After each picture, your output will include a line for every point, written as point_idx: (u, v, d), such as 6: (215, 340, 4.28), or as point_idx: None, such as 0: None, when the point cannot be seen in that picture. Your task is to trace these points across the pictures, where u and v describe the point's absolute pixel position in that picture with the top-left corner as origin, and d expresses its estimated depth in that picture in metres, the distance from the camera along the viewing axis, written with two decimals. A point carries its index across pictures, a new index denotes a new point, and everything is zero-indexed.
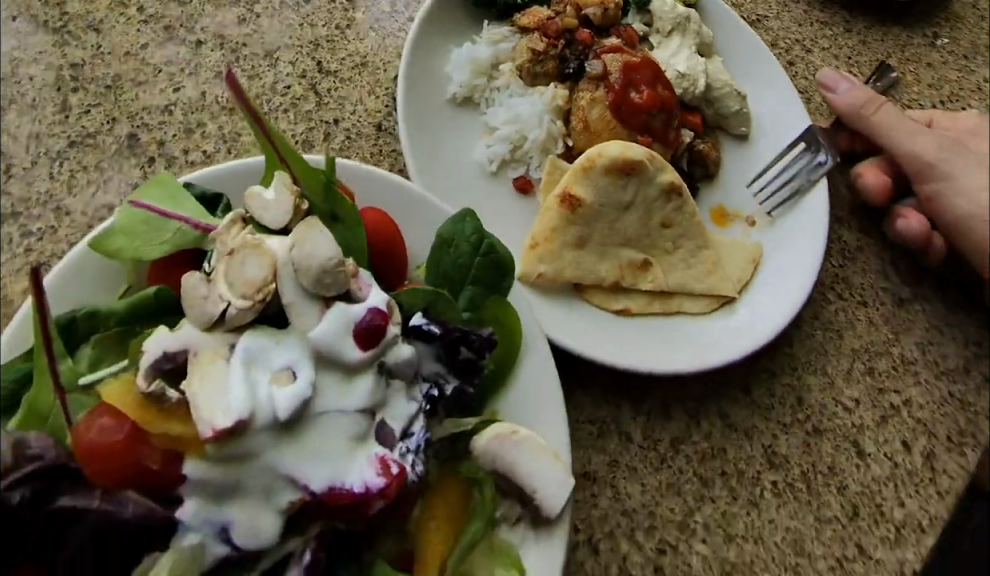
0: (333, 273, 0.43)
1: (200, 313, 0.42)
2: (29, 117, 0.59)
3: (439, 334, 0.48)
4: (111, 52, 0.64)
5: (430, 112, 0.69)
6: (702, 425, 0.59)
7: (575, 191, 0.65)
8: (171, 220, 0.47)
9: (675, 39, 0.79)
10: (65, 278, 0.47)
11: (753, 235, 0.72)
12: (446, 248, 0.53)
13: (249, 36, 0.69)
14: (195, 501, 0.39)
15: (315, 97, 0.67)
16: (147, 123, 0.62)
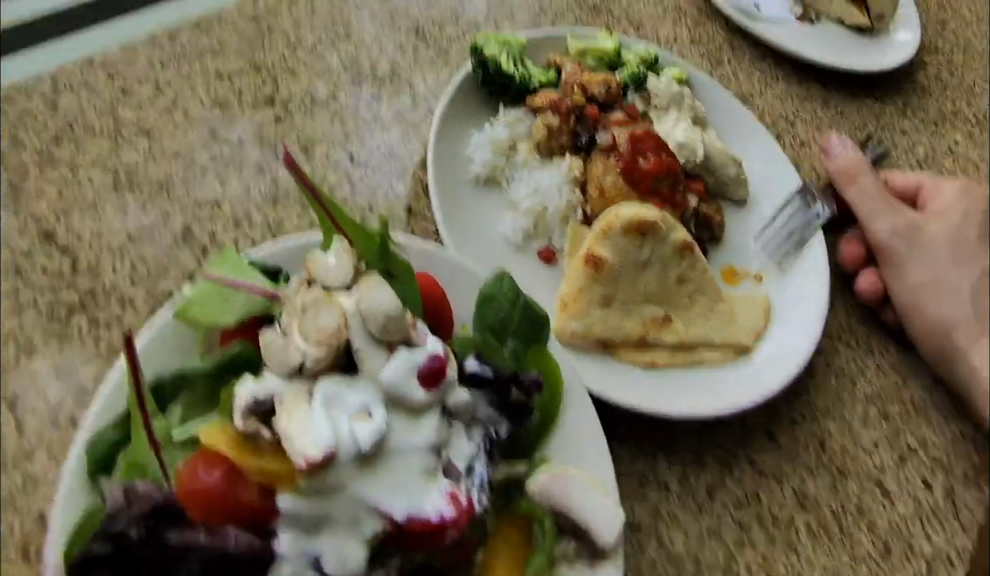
0: (396, 321, 0.51)
1: (280, 363, 0.50)
2: (93, 218, 0.64)
3: (492, 378, 0.55)
4: (161, 153, 0.70)
5: (457, 190, 0.74)
6: (735, 472, 0.65)
7: (597, 252, 0.71)
8: (243, 289, 0.57)
9: (673, 113, 0.86)
10: (154, 343, 0.57)
11: (762, 288, 0.78)
12: (489, 302, 0.62)
13: (287, 133, 0.74)
14: (290, 533, 0.47)
15: (350, 185, 0.72)
16: (198, 216, 0.66)
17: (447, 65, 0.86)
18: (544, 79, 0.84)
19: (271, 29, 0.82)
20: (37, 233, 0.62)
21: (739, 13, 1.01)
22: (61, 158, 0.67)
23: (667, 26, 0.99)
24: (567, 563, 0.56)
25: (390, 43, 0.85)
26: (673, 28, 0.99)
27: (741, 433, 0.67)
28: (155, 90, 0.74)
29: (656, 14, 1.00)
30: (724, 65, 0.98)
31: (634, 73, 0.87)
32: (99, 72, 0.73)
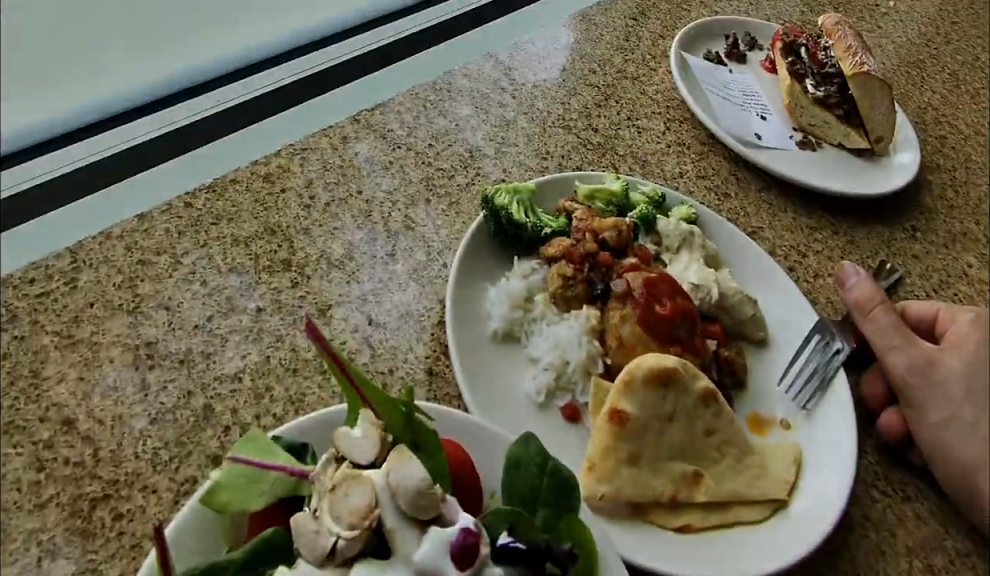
0: (426, 496, 0.52)
1: (312, 549, 0.51)
2: (114, 400, 0.63)
3: (526, 549, 0.54)
4: (180, 326, 0.69)
5: (478, 348, 0.75)
6: None
7: (620, 407, 0.72)
8: (270, 470, 0.56)
9: (684, 254, 0.87)
10: (183, 532, 0.55)
11: (791, 437, 0.80)
12: (514, 469, 0.61)
13: (304, 297, 0.74)
14: None
15: (369, 349, 0.73)
16: (220, 392, 0.66)
17: (460, 216, 0.86)
18: (555, 226, 0.85)
19: (284, 189, 0.82)
20: (59, 420, 0.61)
21: (736, 139, 1.04)
22: (81, 339, 0.66)
23: (671, 161, 1.01)
24: None
25: (403, 195, 0.86)
26: (677, 162, 1.01)
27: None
28: (173, 259, 0.73)
29: (659, 149, 1.02)
30: (730, 199, 0.99)
31: (643, 213, 0.88)
32: (118, 243, 0.73)
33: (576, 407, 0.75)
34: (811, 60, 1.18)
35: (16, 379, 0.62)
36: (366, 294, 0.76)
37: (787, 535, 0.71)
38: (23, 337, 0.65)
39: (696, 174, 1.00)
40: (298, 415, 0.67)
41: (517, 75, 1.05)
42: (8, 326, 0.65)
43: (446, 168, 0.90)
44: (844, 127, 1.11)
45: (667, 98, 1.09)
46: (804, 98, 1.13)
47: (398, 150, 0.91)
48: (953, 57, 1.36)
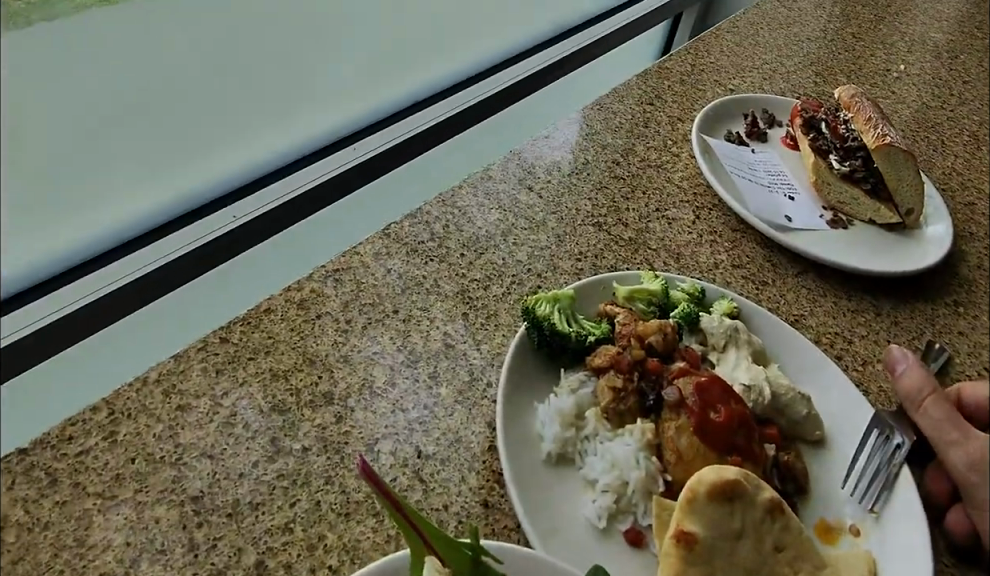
0: None
1: None
2: (162, 564, 0.61)
3: None
4: (225, 476, 0.66)
5: (533, 474, 0.73)
6: None
7: (687, 528, 0.69)
8: None
9: (732, 352, 0.85)
10: None
11: (863, 543, 0.78)
12: None
13: (350, 432, 0.71)
14: None
15: (421, 485, 0.70)
16: (272, 545, 0.63)
17: (500, 328, 0.83)
18: (599, 333, 0.83)
19: (320, 313, 0.80)
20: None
21: (768, 222, 1.02)
22: (123, 499, 0.63)
23: (704, 254, 0.97)
24: None
25: (441, 311, 0.83)
26: (711, 253, 0.98)
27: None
28: (213, 402, 0.71)
29: (692, 240, 0.98)
30: (768, 286, 0.97)
31: (685, 312, 0.86)
32: (155, 388, 0.70)
33: (640, 531, 0.72)
34: (832, 135, 1.17)
35: (60, 551, 0.60)
36: (411, 422, 0.74)
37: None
38: (65, 502, 0.62)
39: (726, 265, 0.97)
40: (355, 565, 0.63)
41: (540, 170, 1.03)
42: (47, 492, 0.63)
43: (480, 278, 0.87)
44: (873, 202, 1.09)
45: (693, 184, 1.07)
46: (831, 174, 1.11)
47: (430, 262, 0.88)
48: (970, 117, 1.36)
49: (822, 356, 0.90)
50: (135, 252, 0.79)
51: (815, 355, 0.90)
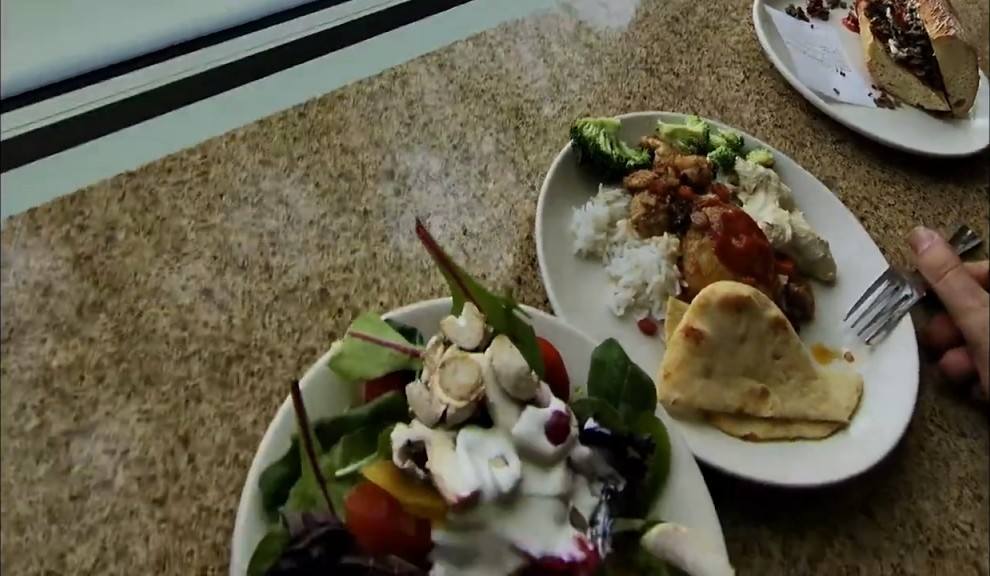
0: (526, 379, 0.63)
1: (427, 413, 0.61)
2: (242, 278, 0.73)
3: (608, 435, 0.68)
4: (297, 222, 0.77)
5: (565, 265, 0.83)
6: (834, 544, 0.78)
7: (697, 325, 0.80)
8: (387, 346, 0.66)
9: (760, 196, 0.91)
10: (314, 386, 0.65)
11: (854, 368, 0.88)
12: (601, 369, 0.73)
13: (406, 205, 0.81)
14: (442, 564, 0.59)
15: (464, 256, 0.80)
16: (334, 279, 0.75)
17: (547, 143, 0.91)
18: (639, 159, 0.90)
19: (386, 108, 0.85)
20: (197, 292, 0.71)
21: (817, 94, 1.06)
22: (213, 225, 0.74)
23: (749, 110, 1.03)
24: None
25: (494, 122, 0.89)
26: (755, 111, 1.04)
27: (795, 506, 0.80)
28: (289, 161, 0.79)
29: (738, 97, 1.04)
30: (805, 148, 1.03)
31: (723, 154, 0.91)
32: (241, 144, 0.77)
33: (653, 322, 0.84)
34: (896, 22, 1.19)
35: (160, 252, 0.71)
36: (461, 207, 0.83)
37: (844, 451, 0.81)
38: (165, 219, 0.73)
39: (766, 125, 1.03)
40: (403, 305, 0.75)
41: None
42: (150, 208, 0.73)
43: (536, 99, 0.92)
44: (924, 88, 1.13)
45: (748, 48, 1.09)
46: (886, 57, 1.15)
47: (492, 79, 0.91)
48: None
49: (845, 212, 0.96)
50: (163, 59, 0.63)
51: (840, 210, 0.96)
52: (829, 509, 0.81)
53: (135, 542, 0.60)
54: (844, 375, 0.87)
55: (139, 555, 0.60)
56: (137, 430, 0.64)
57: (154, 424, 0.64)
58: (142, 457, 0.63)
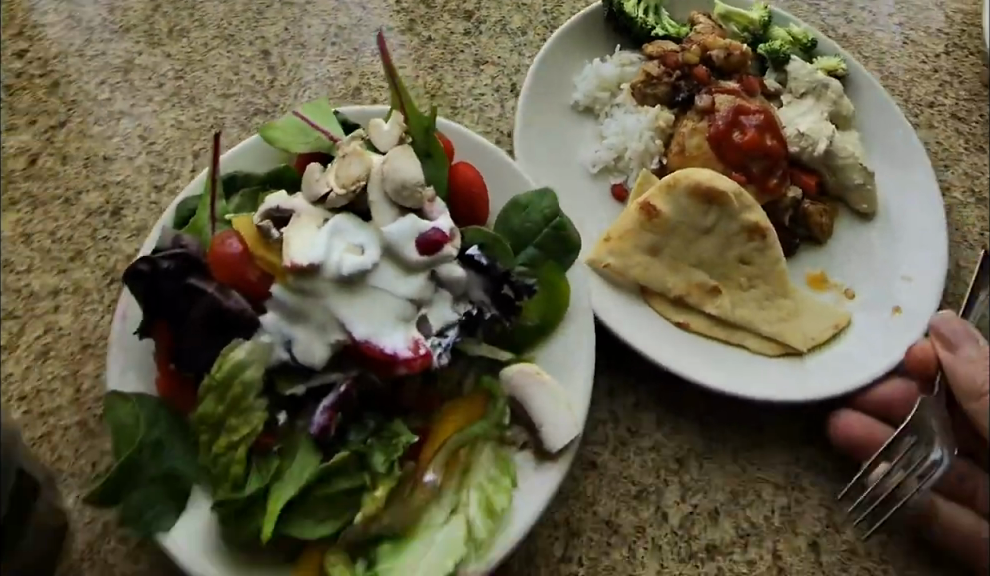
0: (410, 190, 0.66)
1: (310, 192, 0.67)
2: (299, 53, 0.88)
3: (485, 267, 0.70)
4: (366, 25, 0.90)
5: (551, 108, 0.89)
6: (731, 462, 0.78)
7: (655, 204, 0.82)
8: (317, 130, 0.71)
9: (806, 100, 0.91)
10: (241, 152, 0.71)
11: (844, 304, 0.85)
12: (519, 210, 0.76)
13: (468, 47, 0.92)
14: (274, 315, 0.64)
15: (500, 109, 0.89)
16: (370, 82, 0.87)
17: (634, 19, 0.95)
18: (671, 32, 0.94)
19: None
20: (257, 51, 0.87)
21: None
22: (300, 8, 0.90)
23: (925, 88, 0.98)
24: (516, 448, 0.70)
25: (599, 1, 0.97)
26: (934, 90, 0.98)
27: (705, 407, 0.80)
28: None
29: (919, 68, 0.99)
30: (981, 152, 0.95)
31: (774, 50, 0.92)
32: None
33: (625, 188, 0.88)
34: None
35: (247, 17, 0.89)
36: (504, 38, 0.93)
37: (790, 377, 0.79)
38: None
39: (876, 56, 1.00)
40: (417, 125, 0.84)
41: None
42: None
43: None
44: None
45: (967, 19, 1.02)
46: None
47: None
48: None
49: (917, 142, 0.91)
50: None
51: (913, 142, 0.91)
52: (742, 422, 0.80)
53: (128, 209, 0.77)
54: (828, 308, 0.84)
55: (128, 219, 0.77)
56: (169, 132, 0.81)
57: (182, 133, 0.81)
58: (162, 152, 0.80)
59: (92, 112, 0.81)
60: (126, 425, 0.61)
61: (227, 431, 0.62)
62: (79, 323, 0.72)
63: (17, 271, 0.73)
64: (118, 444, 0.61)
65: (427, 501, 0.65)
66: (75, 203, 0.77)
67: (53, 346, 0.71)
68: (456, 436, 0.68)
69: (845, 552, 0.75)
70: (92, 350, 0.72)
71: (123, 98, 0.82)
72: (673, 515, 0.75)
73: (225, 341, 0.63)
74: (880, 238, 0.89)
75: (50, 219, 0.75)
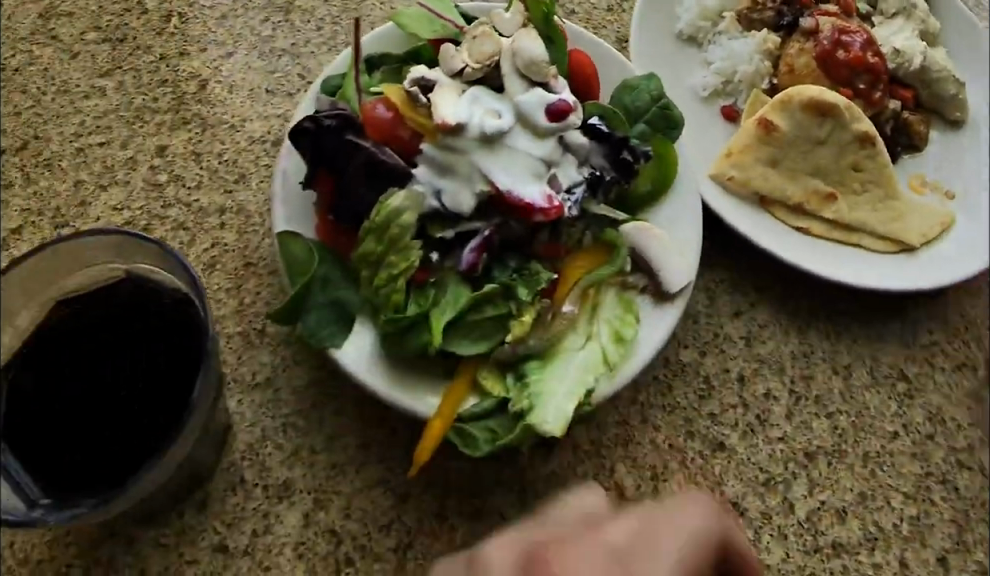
0: (537, 65, 0.73)
1: (447, 67, 0.74)
2: None
3: (606, 135, 0.76)
4: None
5: (657, 34, 0.96)
6: (834, 340, 0.84)
7: (772, 119, 0.87)
8: (443, 19, 0.82)
9: (898, 20, 0.96)
10: (377, 37, 0.82)
11: (947, 204, 0.89)
12: (630, 90, 0.82)
13: (610, 22, 0.99)
14: (424, 169, 0.70)
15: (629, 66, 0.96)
16: None
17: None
18: None
19: None
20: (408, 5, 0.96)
21: None
22: None
23: None
24: (636, 292, 0.75)
25: None
26: None
27: (831, 364, 0.83)
28: None
29: None
30: None
31: None
32: None
33: (736, 109, 0.93)
34: None
35: None
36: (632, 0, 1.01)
37: (900, 266, 0.85)
38: None
39: None
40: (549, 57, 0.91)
41: None
42: None
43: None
44: None
45: None
46: None
47: None
48: None
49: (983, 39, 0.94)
50: None
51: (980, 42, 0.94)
52: (847, 303, 0.86)
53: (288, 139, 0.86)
54: (931, 210, 0.87)
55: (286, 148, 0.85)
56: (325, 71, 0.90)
57: None
58: None
59: (255, 47, 0.91)
60: (300, 259, 0.69)
61: (386, 267, 0.69)
62: (242, 242, 0.80)
63: (188, 187, 0.82)
64: (294, 275, 0.69)
65: (567, 327, 0.69)
66: (241, 129, 0.86)
67: (219, 261, 0.79)
68: (587, 277, 0.73)
69: (974, 571, 0.76)
70: (254, 269, 0.78)
71: (283, 36, 0.92)
72: (800, 508, 0.76)
73: (385, 189, 0.70)
74: (971, 143, 0.93)
75: (216, 142, 0.85)
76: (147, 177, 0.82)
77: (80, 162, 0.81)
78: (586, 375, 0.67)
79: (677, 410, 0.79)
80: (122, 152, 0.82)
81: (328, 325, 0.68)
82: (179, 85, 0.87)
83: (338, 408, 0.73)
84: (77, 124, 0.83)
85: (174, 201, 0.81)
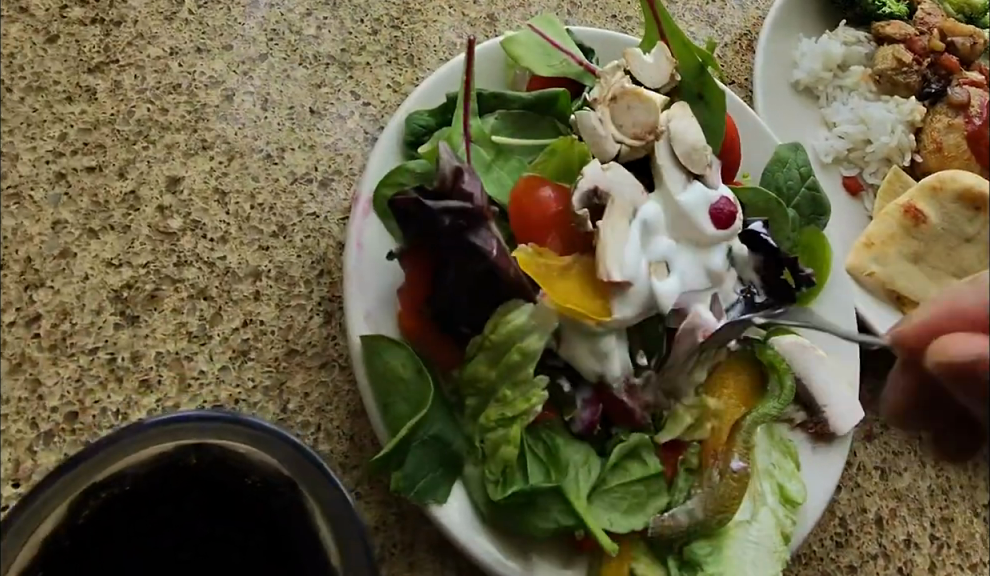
0: (699, 152, 0.60)
1: (595, 145, 0.60)
2: (524, 12, 0.79)
3: (768, 243, 0.63)
4: (602, 8, 0.81)
5: (778, 80, 0.79)
6: (976, 480, 0.72)
7: (921, 207, 0.72)
8: (561, 53, 0.64)
9: None
10: (481, 65, 0.64)
11: None
12: (780, 165, 0.69)
13: None
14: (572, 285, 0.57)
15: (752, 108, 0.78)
16: None
17: (876, 28, 0.85)
18: (896, 9, 0.85)
19: None
20: (485, 13, 0.77)
21: None
22: None
23: None
24: (789, 426, 0.63)
25: None
26: None
27: (971, 506, 0.70)
28: None
29: None
30: None
31: None
32: None
33: (860, 182, 0.79)
34: None
35: None
36: None
37: None
38: None
39: None
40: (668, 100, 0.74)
41: None
42: None
43: None
44: None
45: None
46: None
47: None
48: None
49: None
50: None
51: None
52: None
53: (340, 181, 0.66)
54: None
55: (338, 193, 0.66)
56: (385, 93, 0.71)
57: (400, 94, 0.72)
58: (378, 117, 0.70)
59: (296, 48, 0.70)
60: (399, 374, 0.53)
61: (498, 403, 0.54)
62: (284, 321, 0.60)
63: (210, 239, 0.61)
64: (388, 399, 0.53)
65: (740, 491, 0.56)
66: (280, 162, 0.65)
67: (254, 346, 0.59)
68: (747, 415, 0.60)
69: None
70: (298, 358, 0.60)
71: (331, 37, 0.71)
72: None
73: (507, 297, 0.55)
74: None
75: (247, 178, 0.64)
76: (154, 221, 0.60)
77: (60, 196, 0.59)
78: (769, 558, 0.57)
79: (814, 563, 0.65)
80: (120, 183, 0.61)
81: (428, 473, 0.52)
82: (197, 92, 0.65)
83: (415, 563, 0.56)
84: (56, 138, 0.61)
85: (191, 257, 0.60)
